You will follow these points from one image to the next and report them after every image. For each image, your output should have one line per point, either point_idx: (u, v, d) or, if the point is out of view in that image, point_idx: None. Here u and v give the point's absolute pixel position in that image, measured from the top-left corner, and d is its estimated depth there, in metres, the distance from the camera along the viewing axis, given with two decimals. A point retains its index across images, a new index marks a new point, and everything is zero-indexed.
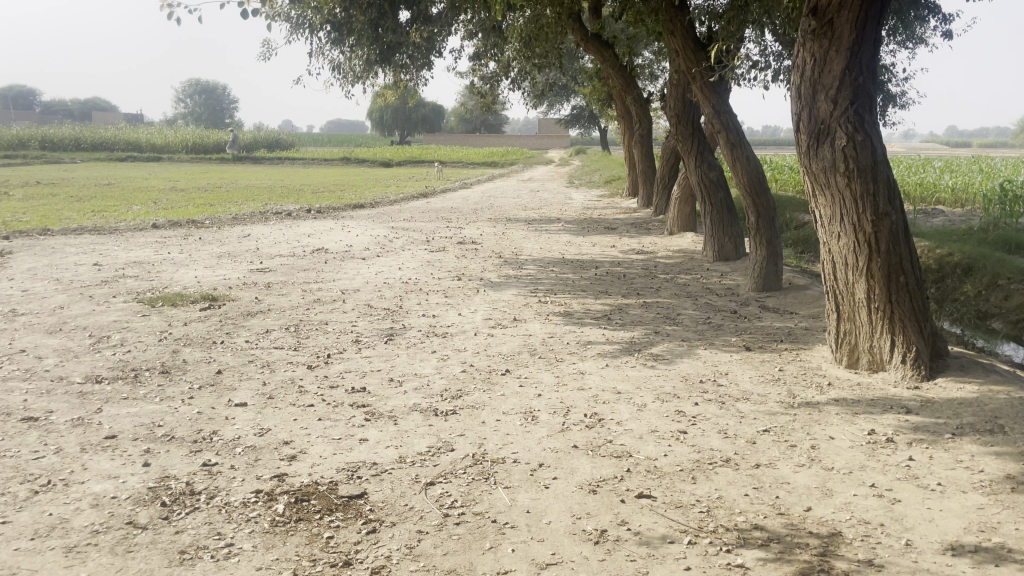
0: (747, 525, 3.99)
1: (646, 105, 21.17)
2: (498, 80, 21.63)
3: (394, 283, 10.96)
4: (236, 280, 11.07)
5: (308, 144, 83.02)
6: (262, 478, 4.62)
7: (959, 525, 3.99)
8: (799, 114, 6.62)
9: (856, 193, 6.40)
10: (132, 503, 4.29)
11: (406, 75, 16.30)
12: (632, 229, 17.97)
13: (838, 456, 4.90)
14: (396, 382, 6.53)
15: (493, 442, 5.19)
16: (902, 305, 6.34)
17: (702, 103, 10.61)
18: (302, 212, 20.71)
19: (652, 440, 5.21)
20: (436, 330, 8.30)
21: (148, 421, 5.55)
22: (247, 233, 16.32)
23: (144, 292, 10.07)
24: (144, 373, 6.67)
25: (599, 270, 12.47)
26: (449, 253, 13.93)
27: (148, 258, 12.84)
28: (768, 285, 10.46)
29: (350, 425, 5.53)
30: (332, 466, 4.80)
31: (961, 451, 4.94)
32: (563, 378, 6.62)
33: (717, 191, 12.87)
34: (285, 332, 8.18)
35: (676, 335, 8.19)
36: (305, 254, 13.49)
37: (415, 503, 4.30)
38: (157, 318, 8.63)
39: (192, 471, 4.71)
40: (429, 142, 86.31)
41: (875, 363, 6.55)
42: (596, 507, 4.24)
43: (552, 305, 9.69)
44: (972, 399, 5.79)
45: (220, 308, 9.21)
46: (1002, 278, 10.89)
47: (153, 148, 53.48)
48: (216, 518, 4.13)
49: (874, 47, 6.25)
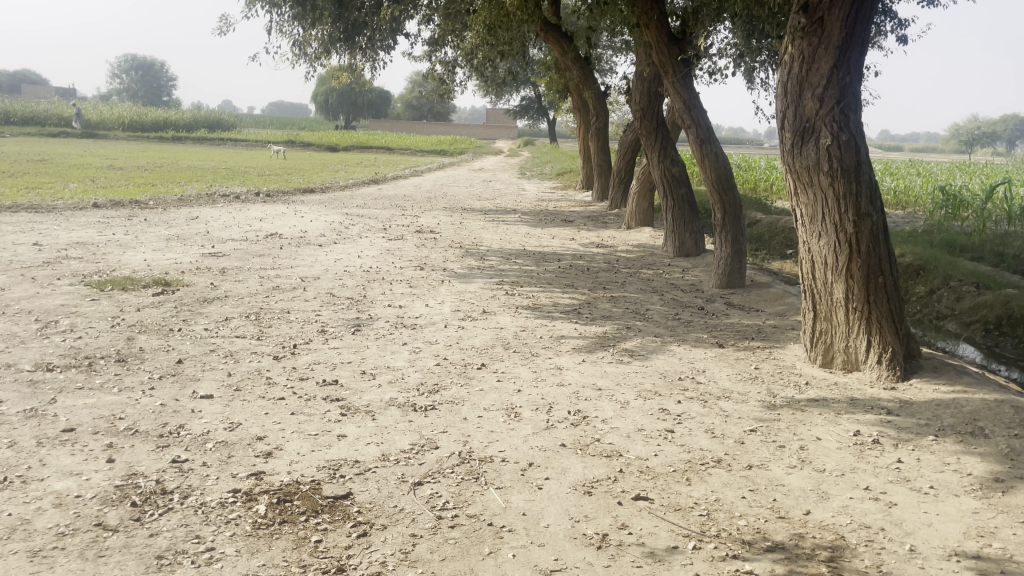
0: (750, 530, 3.92)
1: (604, 99, 21.09)
2: (456, 67, 21.27)
3: (355, 272, 10.65)
4: (187, 264, 10.62)
5: (250, 125, 81.05)
6: (238, 477, 4.36)
7: (958, 530, 3.98)
8: (785, 111, 6.61)
9: (838, 193, 6.40)
10: (99, 503, 4.00)
11: (366, 58, 15.97)
12: (589, 222, 17.92)
13: (828, 458, 4.87)
14: (368, 375, 6.29)
15: (478, 439, 5.02)
16: (880, 306, 6.37)
17: (673, 96, 10.55)
18: (250, 195, 20.10)
19: (640, 439, 5.10)
20: (404, 321, 8.08)
21: (108, 413, 5.21)
22: (194, 216, 15.71)
23: (91, 275, 9.55)
24: (99, 362, 6.29)
25: (561, 263, 12.35)
26: (408, 242, 13.63)
27: (92, 239, 12.25)
28: (732, 282, 10.46)
29: (325, 420, 5.28)
30: (312, 464, 4.55)
31: (946, 453, 4.96)
32: (542, 374, 6.46)
33: (679, 186, 12.79)
34: (245, 321, 7.84)
35: (648, 331, 8.11)
36: (258, 239, 13.05)
37: (405, 504, 4.10)
38: (107, 303, 8.19)
39: (161, 469, 4.42)
40: (376, 127, 85.27)
41: (850, 362, 6.59)
42: (593, 509, 4.11)
43: (519, 297, 9.52)
44: (949, 401, 5.83)
45: (174, 294, 8.78)
46: (954, 280, 11.17)
47: (88, 124, 51.17)
48: (193, 519, 3.86)
49: (863, 48, 6.25)
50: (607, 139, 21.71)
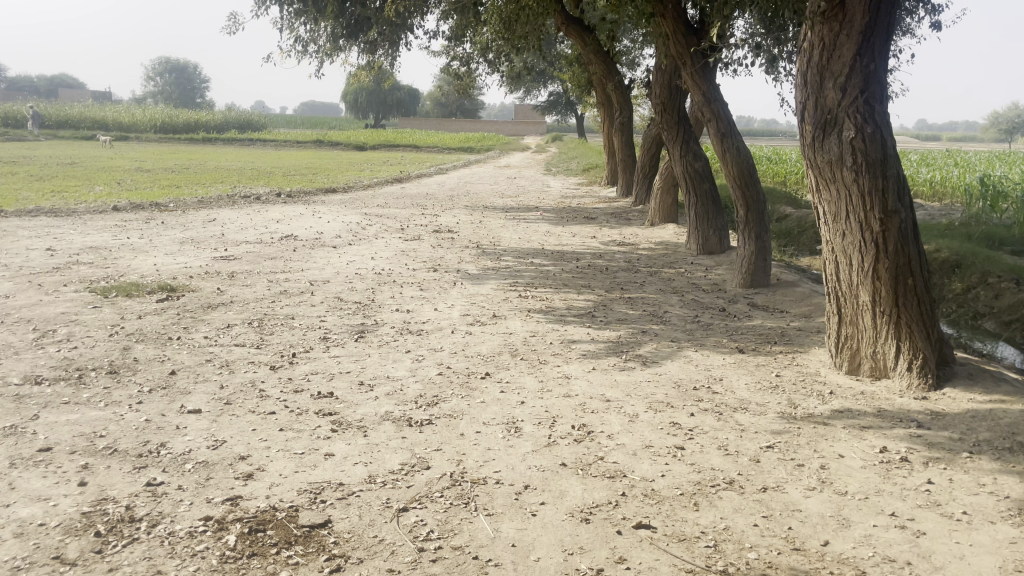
0: (760, 564, 3.58)
1: (627, 92, 20.65)
2: (475, 63, 20.93)
3: (366, 274, 10.42)
4: (197, 268, 10.46)
5: (280, 124, 81.55)
6: (212, 502, 4.09)
7: (993, 564, 3.59)
8: (804, 102, 6.20)
9: (863, 189, 5.98)
10: (61, 532, 3.76)
11: (379, 53, 15.73)
12: (613, 219, 17.53)
13: (851, 479, 4.48)
14: (366, 386, 6.00)
15: (473, 459, 4.70)
16: (910, 309, 5.96)
17: (692, 90, 10.19)
18: (271, 196, 20.00)
19: (647, 458, 4.75)
20: (410, 327, 7.78)
21: (89, 431, 4.99)
22: (212, 218, 15.64)
23: (98, 280, 9.41)
24: (89, 374, 6.09)
25: (580, 263, 11.97)
26: (425, 242, 13.37)
27: (105, 243, 12.16)
28: (757, 281, 10.02)
29: (314, 437, 5.01)
30: (292, 488, 4.28)
31: (981, 472, 4.54)
32: (548, 383, 6.13)
33: (703, 182, 12.37)
34: (247, 328, 7.62)
35: (664, 335, 7.74)
36: (273, 241, 12.90)
37: (385, 535, 3.81)
38: (109, 310, 8.02)
39: (134, 493, 4.18)
40: (405, 125, 85.46)
41: (878, 370, 6.17)
42: (589, 540, 3.79)
43: (532, 300, 9.19)
44: (985, 412, 5.40)
45: (178, 300, 8.60)
46: (992, 278, 10.63)
47: (120, 127, 51.51)
48: (157, 552, 3.61)
49: (888, 33, 5.83)
50: (631, 134, 21.27)
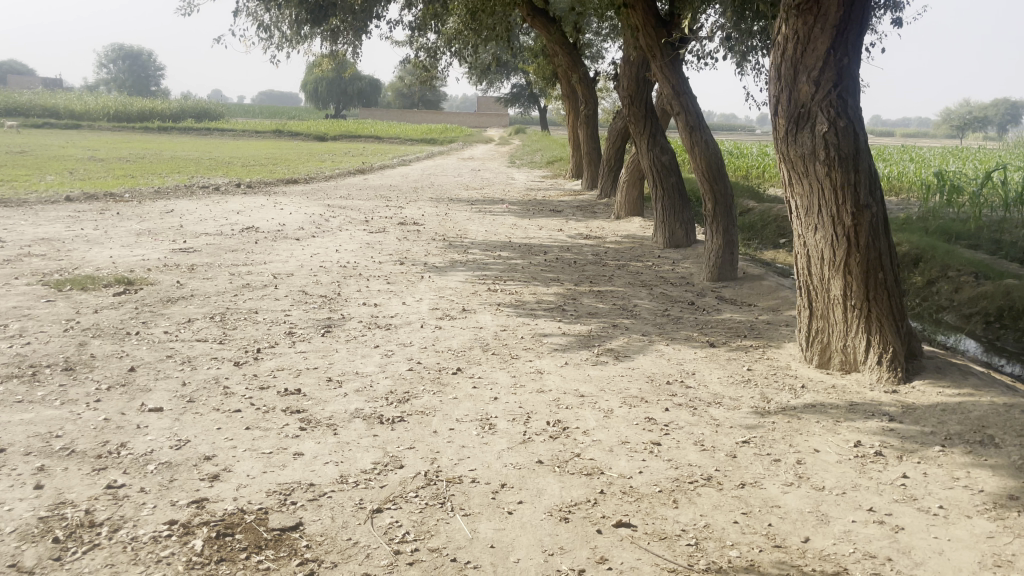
0: (742, 562, 3.54)
1: (592, 85, 20.60)
2: (439, 54, 20.71)
3: (331, 267, 10.22)
4: (155, 260, 10.17)
5: (238, 114, 80.20)
6: (177, 505, 3.93)
7: (972, 558, 3.59)
8: (778, 96, 6.18)
9: (836, 183, 5.99)
10: (16, 539, 3.57)
11: (342, 41, 15.44)
12: (578, 212, 17.49)
13: (827, 473, 4.47)
14: (334, 383, 5.86)
15: (447, 457, 4.60)
16: (880, 303, 5.99)
17: (661, 82, 10.15)
18: (230, 186, 19.59)
19: (624, 454, 4.69)
20: (378, 321, 7.64)
21: (44, 431, 4.78)
22: (170, 209, 15.24)
23: (51, 273, 9.08)
24: (44, 371, 5.84)
25: (548, 256, 11.89)
26: (390, 235, 13.19)
27: (58, 234, 11.76)
28: (724, 275, 10.04)
29: (282, 436, 4.85)
30: (261, 489, 4.13)
31: (954, 466, 4.57)
32: (521, 379, 6.05)
33: (669, 175, 12.38)
34: (209, 322, 7.40)
35: (635, 329, 7.70)
36: (234, 233, 12.60)
37: (360, 537, 3.69)
38: (63, 304, 7.73)
39: (94, 497, 4.00)
40: (366, 116, 84.59)
41: (848, 363, 6.20)
42: (569, 539, 3.71)
43: (501, 293, 9.09)
44: (954, 405, 5.44)
45: (136, 294, 8.32)
46: (952, 271, 10.80)
47: (71, 115, 50.07)
48: (120, 558, 3.44)
49: (861, 27, 5.84)
50: (596, 127, 21.24)
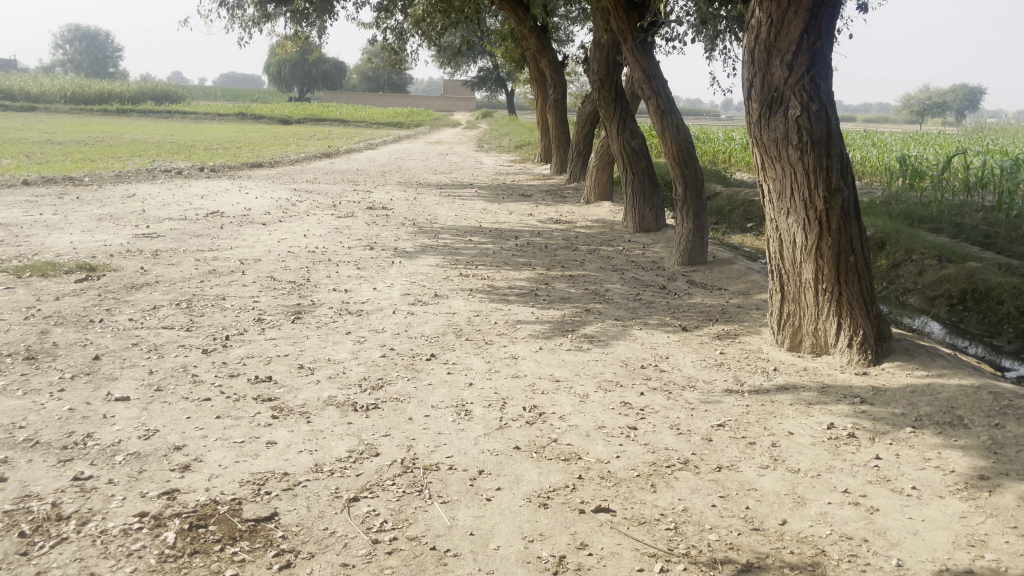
0: (721, 545, 3.55)
1: (561, 69, 20.50)
2: (406, 36, 20.45)
3: (300, 253, 10.06)
4: (119, 246, 9.94)
5: (199, 97, 78.72)
6: (148, 497, 3.84)
7: (946, 539, 3.64)
8: (751, 80, 6.18)
9: (808, 167, 6.01)
10: None
11: (307, 22, 15.15)
12: (548, 196, 17.45)
13: (802, 455, 4.51)
14: (306, 370, 5.77)
15: (423, 444, 4.54)
16: (851, 287, 6.04)
17: (632, 66, 10.11)
18: (193, 170, 19.20)
19: (601, 439, 4.68)
20: (349, 307, 7.54)
21: (6, 422, 4.64)
22: (131, 193, 14.92)
23: (9, 260, 8.82)
24: (4, 360, 5.67)
25: (518, 240, 11.84)
26: (359, 219, 13.03)
27: (15, 219, 11.42)
28: (694, 259, 10.08)
29: (254, 425, 4.76)
30: (234, 479, 4.05)
31: (925, 447, 4.63)
32: (495, 364, 6.01)
33: (639, 160, 12.39)
34: (176, 309, 7.24)
35: (608, 314, 7.69)
36: (199, 218, 12.36)
37: (336, 526, 3.63)
38: (23, 291, 7.51)
39: (61, 489, 3.88)
40: (331, 99, 83.49)
41: (819, 346, 6.26)
42: (549, 526, 3.69)
43: (473, 278, 9.03)
44: (923, 387, 5.52)
45: (99, 281, 8.12)
46: (916, 255, 10.94)
47: (26, 97, 48.74)
48: (89, 553, 3.35)
49: (834, 11, 5.85)
50: (565, 111, 21.16)
